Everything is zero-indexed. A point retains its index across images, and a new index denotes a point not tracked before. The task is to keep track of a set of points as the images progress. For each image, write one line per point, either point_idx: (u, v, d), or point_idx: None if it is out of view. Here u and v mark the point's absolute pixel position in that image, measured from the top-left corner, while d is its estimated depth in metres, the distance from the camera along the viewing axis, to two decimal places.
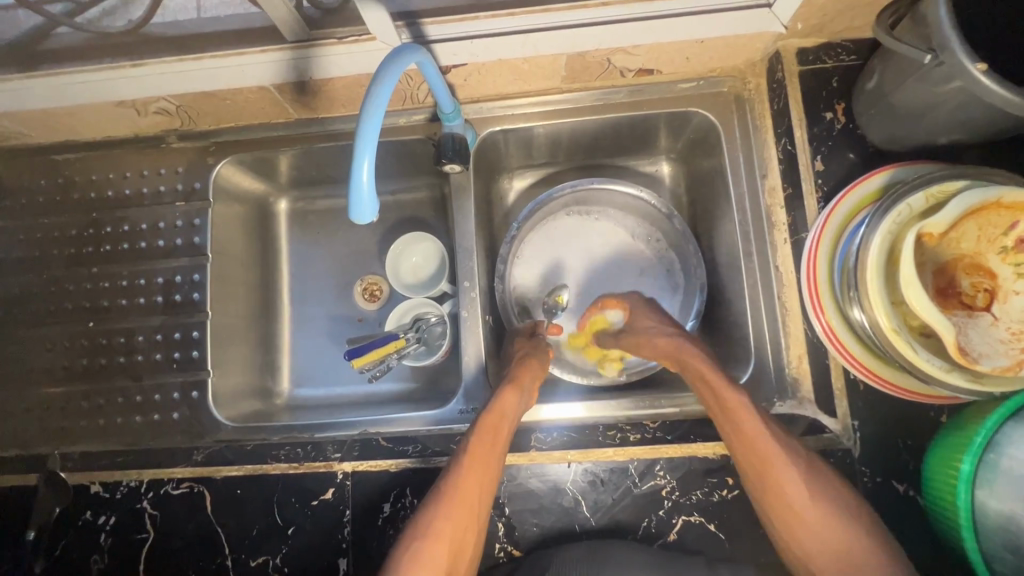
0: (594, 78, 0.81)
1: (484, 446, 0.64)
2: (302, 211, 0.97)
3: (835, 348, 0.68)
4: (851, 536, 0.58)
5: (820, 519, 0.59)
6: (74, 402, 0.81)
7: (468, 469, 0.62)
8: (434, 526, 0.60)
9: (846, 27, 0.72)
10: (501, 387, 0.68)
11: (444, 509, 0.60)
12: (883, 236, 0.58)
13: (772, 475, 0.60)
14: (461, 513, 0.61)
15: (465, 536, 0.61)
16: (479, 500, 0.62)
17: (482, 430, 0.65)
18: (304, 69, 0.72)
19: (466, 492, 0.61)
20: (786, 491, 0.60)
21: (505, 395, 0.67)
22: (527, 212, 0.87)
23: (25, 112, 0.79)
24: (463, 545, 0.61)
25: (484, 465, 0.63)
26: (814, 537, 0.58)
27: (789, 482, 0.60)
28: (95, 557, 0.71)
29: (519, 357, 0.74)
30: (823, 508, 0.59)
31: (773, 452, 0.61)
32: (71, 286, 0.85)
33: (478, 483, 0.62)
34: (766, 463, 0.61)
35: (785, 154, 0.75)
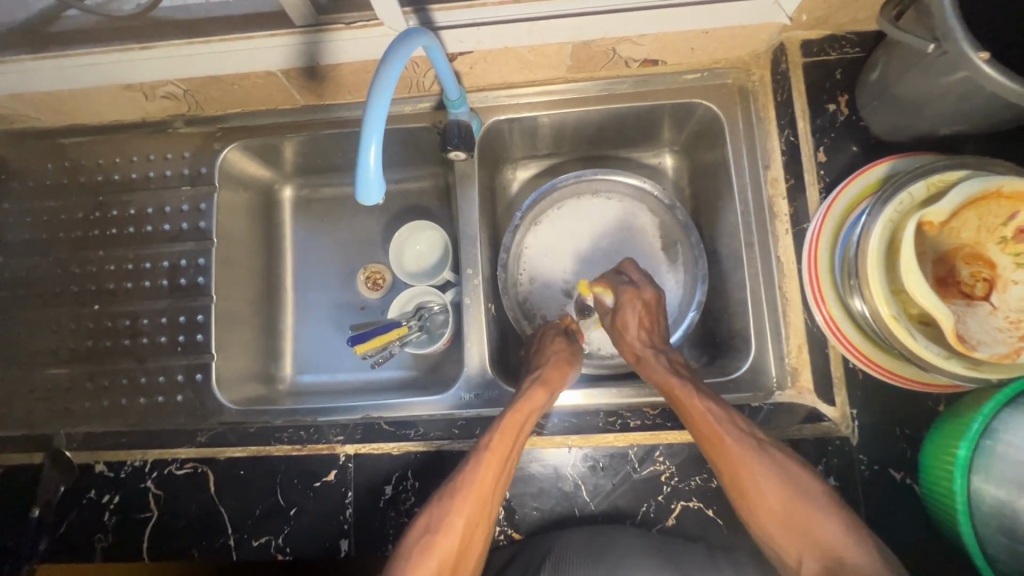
0: (599, 68, 0.81)
1: (504, 442, 0.64)
2: (306, 198, 0.98)
3: (835, 336, 0.69)
4: (813, 519, 0.59)
5: (784, 504, 0.60)
6: (79, 383, 0.82)
7: (487, 464, 0.63)
8: (446, 519, 0.60)
9: (850, 19, 0.73)
10: (530, 387, 0.70)
11: (459, 503, 0.61)
12: (883, 225, 0.59)
13: (740, 469, 0.62)
14: (475, 507, 0.61)
15: (475, 532, 0.61)
16: (492, 496, 0.63)
17: (504, 427, 0.65)
18: (312, 54, 0.72)
19: (481, 487, 0.62)
20: (748, 483, 0.61)
21: (531, 395, 0.69)
22: (530, 202, 0.88)
23: (34, 94, 0.79)
24: (473, 541, 0.61)
25: (501, 460, 0.64)
26: (778, 522, 0.60)
27: (749, 471, 0.61)
28: (98, 536, 0.72)
29: (549, 355, 0.75)
30: (784, 492, 0.60)
31: (726, 443, 0.63)
32: (77, 269, 0.86)
33: (493, 479, 0.63)
34: (731, 459, 0.62)
35: (788, 145, 0.76)
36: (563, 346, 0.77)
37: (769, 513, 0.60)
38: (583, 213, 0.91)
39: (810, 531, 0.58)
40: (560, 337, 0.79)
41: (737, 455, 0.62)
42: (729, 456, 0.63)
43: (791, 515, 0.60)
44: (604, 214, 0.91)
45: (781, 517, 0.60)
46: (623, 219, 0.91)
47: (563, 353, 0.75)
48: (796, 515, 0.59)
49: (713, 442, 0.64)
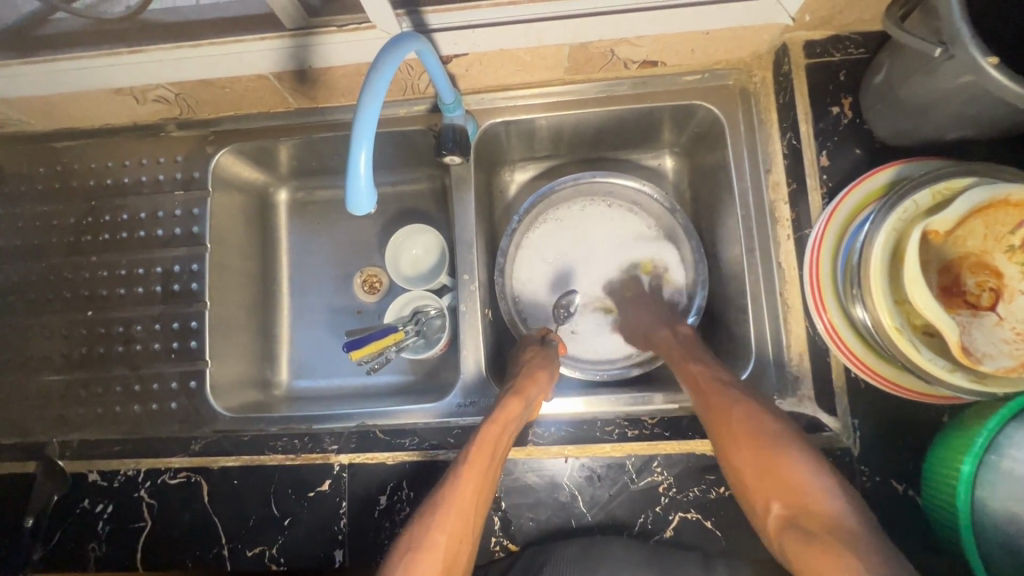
0: (597, 70, 0.79)
1: (484, 455, 0.63)
2: (302, 202, 0.96)
3: (836, 346, 0.68)
4: (785, 465, 0.55)
5: (757, 457, 0.57)
6: (73, 390, 0.81)
7: (467, 478, 0.61)
8: (429, 538, 0.57)
9: (855, 20, 0.71)
10: (504, 397, 0.67)
11: (443, 517, 0.59)
12: (888, 234, 0.58)
13: (736, 435, 0.60)
14: (459, 521, 0.59)
15: (461, 548, 0.59)
16: (474, 511, 0.61)
17: (479, 441, 0.64)
18: (304, 58, 0.71)
19: (463, 500, 0.60)
20: (729, 431, 0.60)
21: (506, 406, 0.66)
22: (528, 204, 0.87)
23: (23, 98, 0.78)
24: (459, 555, 0.58)
25: (479, 473, 0.62)
26: (753, 465, 0.57)
27: (737, 419, 0.61)
28: (92, 545, 0.72)
29: (524, 364, 0.73)
30: (763, 441, 0.58)
31: (718, 400, 0.63)
32: (70, 274, 0.85)
33: (474, 492, 0.61)
34: (728, 428, 0.61)
35: (790, 149, 0.74)
36: (535, 353, 0.75)
37: (749, 466, 0.57)
38: (583, 215, 0.90)
39: (780, 481, 0.55)
40: (534, 345, 0.77)
41: (730, 423, 0.61)
42: (726, 427, 0.61)
43: (777, 478, 0.55)
44: (603, 217, 0.90)
45: (764, 472, 0.56)
46: (623, 223, 0.89)
47: (536, 360, 0.73)
48: (769, 461, 0.56)
49: (717, 421, 0.62)
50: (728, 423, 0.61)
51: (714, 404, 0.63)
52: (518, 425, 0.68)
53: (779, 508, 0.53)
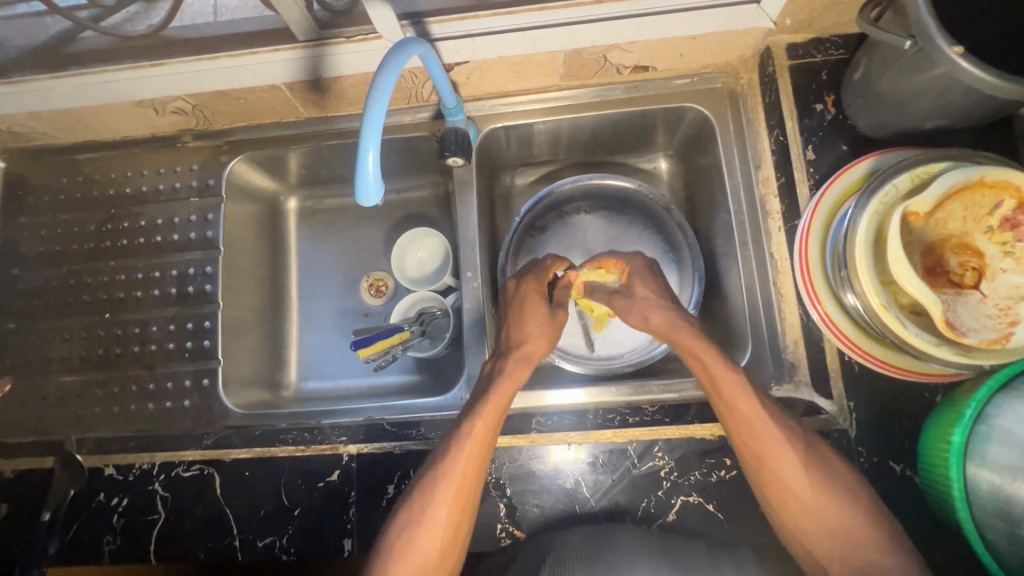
0: (592, 75, 0.84)
1: (483, 431, 0.64)
2: (311, 209, 1.00)
3: (829, 330, 0.70)
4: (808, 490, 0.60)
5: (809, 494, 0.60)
6: (90, 390, 0.84)
7: (465, 455, 0.63)
8: (430, 513, 0.61)
9: (833, 23, 0.75)
10: (506, 369, 0.69)
11: (442, 495, 0.62)
12: (871, 217, 0.60)
13: (768, 457, 0.61)
14: (458, 497, 0.62)
15: (461, 520, 0.63)
16: (475, 484, 0.64)
17: (481, 416, 0.65)
18: (316, 68, 0.75)
19: (463, 477, 0.63)
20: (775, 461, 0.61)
21: (506, 377, 0.69)
22: (528, 206, 0.91)
23: (50, 112, 0.83)
24: (460, 526, 0.62)
25: (481, 450, 0.64)
26: (784, 490, 0.61)
27: (776, 451, 0.61)
28: (107, 538, 0.73)
29: (528, 331, 0.74)
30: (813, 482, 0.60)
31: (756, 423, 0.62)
32: (89, 279, 0.88)
33: (473, 468, 0.63)
34: (763, 450, 0.61)
35: (778, 145, 0.78)
36: (541, 321, 0.76)
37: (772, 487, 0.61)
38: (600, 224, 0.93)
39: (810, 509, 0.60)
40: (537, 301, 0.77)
41: (768, 446, 0.61)
42: (753, 440, 0.62)
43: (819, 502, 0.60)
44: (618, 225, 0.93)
45: (805, 504, 0.60)
46: (635, 231, 0.92)
47: (541, 329, 0.75)
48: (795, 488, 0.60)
49: (743, 429, 0.62)
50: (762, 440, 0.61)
51: (739, 419, 0.62)
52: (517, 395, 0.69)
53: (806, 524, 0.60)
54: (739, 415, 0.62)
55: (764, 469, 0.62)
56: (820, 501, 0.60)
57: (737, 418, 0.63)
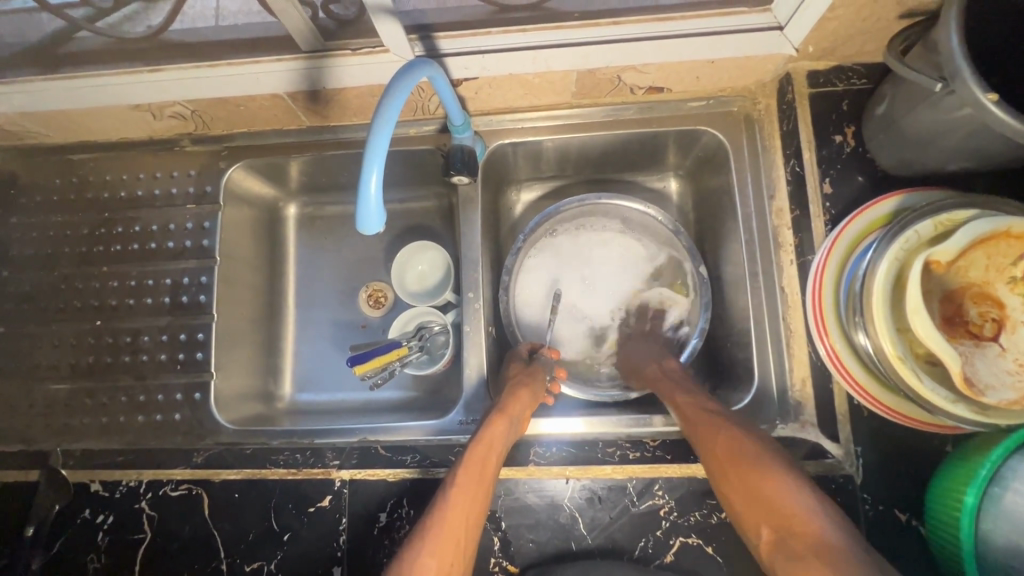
0: (605, 95, 0.81)
1: (472, 478, 0.62)
2: (310, 217, 0.98)
3: (839, 372, 0.68)
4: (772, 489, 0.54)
5: (747, 485, 0.56)
6: (78, 400, 0.82)
7: (456, 500, 0.60)
8: (418, 563, 0.55)
9: (858, 51, 0.72)
10: (490, 416, 0.67)
11: (432, 540, 0.57)
12: (890, 263, 0.58)
13: (744, 479, 0.57)
14: (449, 545, 0.57)
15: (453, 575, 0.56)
16: (467, 533, 0.59)
17: (467, 462, 0.63)
18: (318, 79, 0.72)
19: (454, 523, 0.58)
20: (734, 473, 0.58)
21: (491, 426, 0.66)
22: (533, 224, 0.88)
23: (43, 113, 0.80)
24: None
25: (471, 495, 0.61)
26: (752, 509, 0.54)
27: (737, 461, 0.58)
28: (91, 556, 0.71)
29: (512, 382, 0.73)
30: (747, 475, 0.56)
31: (714, 439, 0.61)
32: (80, 285, 0.86)
33: (466, 517, 0.60)
34: (728, 468, 0.59)
35: (794, 175, 0.75)
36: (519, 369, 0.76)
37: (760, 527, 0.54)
38: (605, 292, 0.90)
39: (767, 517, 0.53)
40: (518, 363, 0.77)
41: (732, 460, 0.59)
42: (727, 462, 0.59)
43: (752, 491, 0.55)
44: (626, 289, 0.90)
45: (747, 494, 0.56)
46: (653, 271, 0.90)
47: (521, 376, 0.74)
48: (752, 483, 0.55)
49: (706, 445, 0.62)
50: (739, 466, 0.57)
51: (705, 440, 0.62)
52: (507, 446, 0.66)
53: (770, 537, 0.52)
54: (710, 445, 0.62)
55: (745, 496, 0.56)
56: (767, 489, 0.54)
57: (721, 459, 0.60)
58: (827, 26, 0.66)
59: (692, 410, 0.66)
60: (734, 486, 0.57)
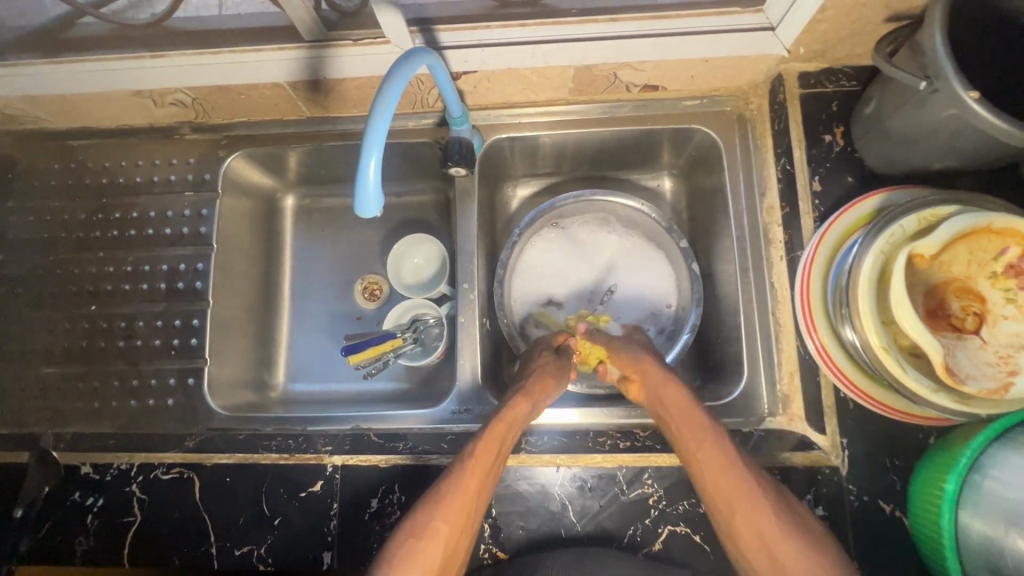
0: (601, 92, 0.83)
1: (488, 453, 0.63)
2: (308, 208, 0.99)
3: (825, 364, 0.69)
4: (767, 527, 0.55)
5: (743, 516, 0.56)
6: (71, 384, 0.82)
7: (471, 471, 0.61)
8: (429, 526, 0.57)
9: (847, 54, 0.74)
10: (513, 396, 0.68)
11: (445, 506, 0.58)
12: (876, 256, 0.60)
13: (737, 496, 0.57)
14: (461, 513, 0.58)
15: (459, 544, 0.58)
16: (477, 503, 0.60)
17: (486, 436, 0.64)
18: (319, 69, 0.74)
19: (466, 492, 0.59)
20: (728, 495, 0.58)
21: (513, 405, 0.67)
22: (529, 219, 0.90)
23: (44, 98, 0.81)
24: (456, 552, 0.58)
25: (485, 469, 0.62)
26: (752, 539, 0.55)
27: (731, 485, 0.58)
28: (79, 539, 0.71)
29: (537, 366, 0.74)
30: (741, 506, 0.57)
31: (698, 451, 0.61)
32: (77, 269, 0.86)
33: (479, 489, 0.61)
34: (721, 488, 0.58)
35: (785, 173, 0.77)
36: (548, 361, 0.74)
37: (749, 544, 0.56)
38: (597, 284, 0.91)
39: (781, 570, 0.52)
40: (548, 353, 0.76)
41: (720, 479, 0.59)
42: (720, 484, 0.58)
43: (747, 523, 0.56)
44: (613, 280, 0.91)
45: (741, 521, 0.56)
46: (647, 266, 0.91)
47: (550, 368, 0.73)
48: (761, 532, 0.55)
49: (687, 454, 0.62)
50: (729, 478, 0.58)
51: (689, 451, 0.62)
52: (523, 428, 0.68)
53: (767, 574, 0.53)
54: (699, 459, 0.61)
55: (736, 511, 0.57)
56: (764, 526, 0.55)
57: (706, 462, 0.60)
58: (817, 28, 0.68)
59: (671, 412, 0.65)
60: (720, 496, 0.58)
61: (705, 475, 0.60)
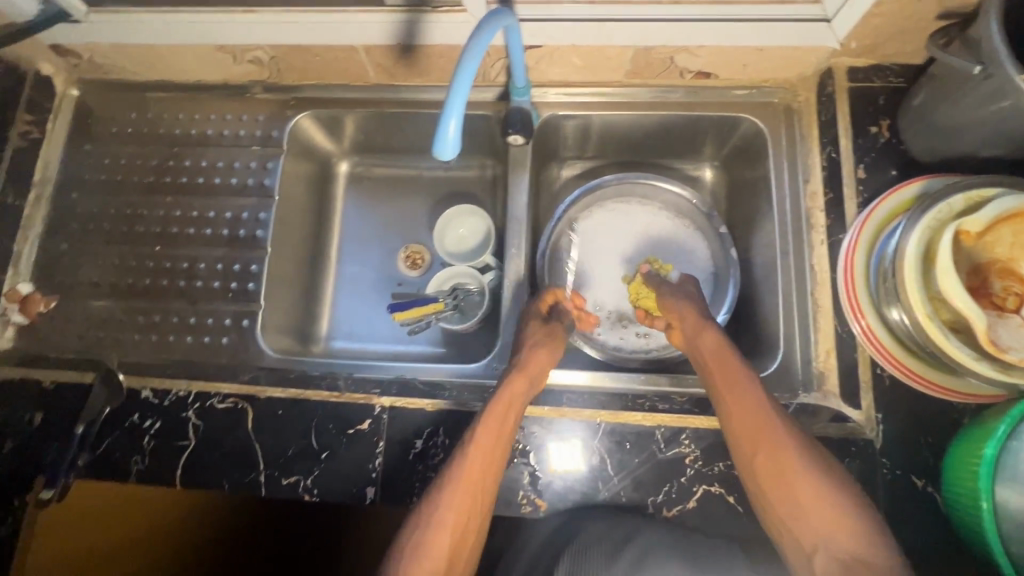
0: (654, 76, 0.87)
1: (490, 435, 0.66)
2: (361, 174, 1.04)
3: (867, 342, 0.72)
4: (795, 467, 0.60)
5: (773, 457, 0.61)
6: (131, 317, 0.86)
7: (474, 456, 0.64)
8: (440, 511, 0.60)
9: (896, 51, 0.78)
10: (508, 376, 0.71)
11: (450, 491, 0.62)
12: (922, 232, 0.62)
13: (766, 445, 0.62)
14: (467, 498, 0.62)
15: (469, 525, 0.62)
16: (484, 486, 0.64)
17: (487, 419, 0.67)
18: (395, 33, 0.78)
19: (471, 477, 0.63)
20: (767, 438, 0.62)
21: (509, 384, 0.70)
22: (575, 196, 0.93)
23: (133, 47, 0.86)
24: (467, 533, 0.61)
25: (489, 453, 0.65)
26: (774, 481, 0.60)
27: (772, 431, 0.62)
28: (135, 458, 0.74)
29: (529, 341, 0.75)
30: (772, 448, 0.61)
31: (739, 391, 0.66)
32: (145, 212, 0.91)
33: (484, 471, 0.64)
34: (758, 432, 0.63)
35: (829, 161, 0.80)
36: (539, 329, 0.76)
37: (770, 481, 0.61)
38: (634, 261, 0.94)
39: (800, 505, 0.58)
40: (537, 321, 0.78)
41: (757, 426, 0.63)
42: (750, 426, 0.63)
43: (774, 461, 0.61)
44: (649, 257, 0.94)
45: (769, 461, 0.61)
46: (685, 247, 0.94)
47: (541, 336, 0.75)
48: (783, 478, 0.60)
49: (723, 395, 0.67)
50: (760, 428, 0.63)
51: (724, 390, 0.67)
52: (524, 401, 0.71)
53: (784, 506, 0.59)
54: (734, 403, 0.65)
55: (761, 459, 0.62)
56: (797, 468, 0.60)
57: (737, 411, 0.65)
58: (871, 22, 0.72)
59: (714, 355, 0.70)
60: (751, 435, 0.63)
61: (734, 417, 0.65)
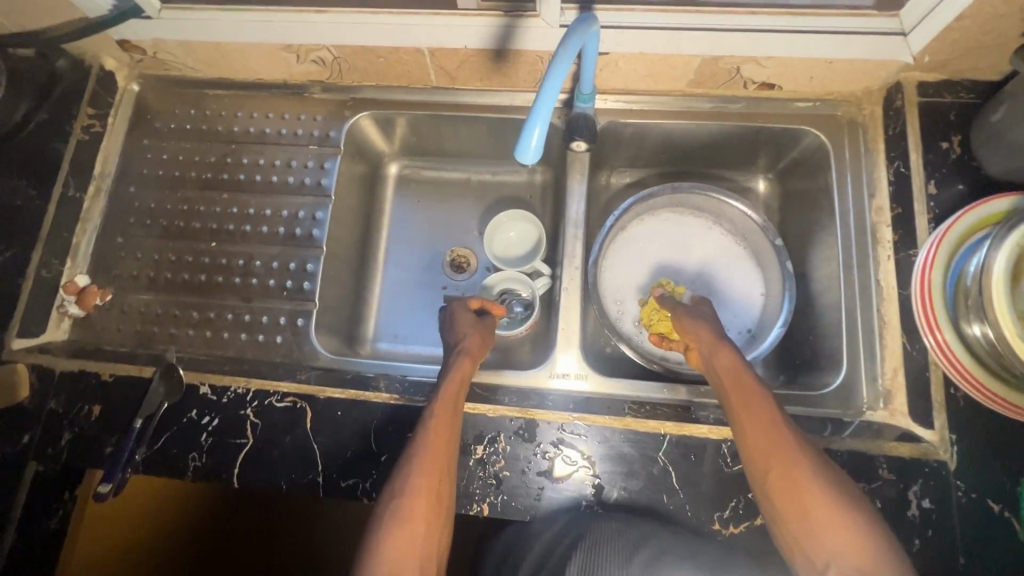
0: (717, 86, 0.86)
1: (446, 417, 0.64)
2: (411, 177, 1.03)
3: (944, 361, 0.70)
4: (805, 478, 0.54)
5: (780, 467, 0.56)
6: (186, 313, 0.86)
7: (434, 441, 0.61)
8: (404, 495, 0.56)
9: (969, 67, 0.78)
10: (456, 359, 0.71)
11: (415, 475, 0.58)
12: (1010, 248, 0.61)
13: (775, 455, 0.57)
14: (430, 482, 0.58)
15: (439, 516, 0.57)
16: (445, 472, 0.60)
17: (440, 403, 0.65)
18: (463, 37, 0.79)
19: (433, 460, 0.60)
20: (775, 449, 0.57)
21: (458, 365, 0.70)
22: (631, 202, 0.90)
23: (199, 45, 0.87)
24: (435, 525, 0.56)
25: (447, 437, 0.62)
26: (784, 493, 0.54)
27: (778, 440, 0.58)
28: (193, 455, 0.74)
29: (468, 329, 0.76)
30: (778, 456, 0.56)
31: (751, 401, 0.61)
32: (201, 208, 0.91)
33: (443, 455, 0.61)
34: (765, 442, 0.58)
35: (897, 176, 0.80)
36: (472, 321, 0.78)
37: (779, 492, 0.55)
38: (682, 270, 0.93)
39: (809, 517, 0.52)
40: (470, 313, 0.80)
41: (764, 433, 0.58)
42: (762, 441, 0.58)
43: (782, 471, 0.55)
44: (698, 268, 0.94)
45: (777, 471, 0.56)
46: (735, 260, 0.94)
47: (478, 325, 0.77)
48: (798, 488, 0.54)
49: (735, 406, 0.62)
50: (769, 437, 0.58)
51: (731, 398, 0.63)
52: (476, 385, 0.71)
53: (796, 521, 0.53)
54: (742, 410, 0.61)
55: (772, 470, 0.56)
56: (808, 478, 0.54)
57: (750, 422, 0.60)
58: (949, 37, 0.71)
59: (723, 365, 0.66)
60: (756, 444, 0.58)
61: (744, 428, 0.60)
